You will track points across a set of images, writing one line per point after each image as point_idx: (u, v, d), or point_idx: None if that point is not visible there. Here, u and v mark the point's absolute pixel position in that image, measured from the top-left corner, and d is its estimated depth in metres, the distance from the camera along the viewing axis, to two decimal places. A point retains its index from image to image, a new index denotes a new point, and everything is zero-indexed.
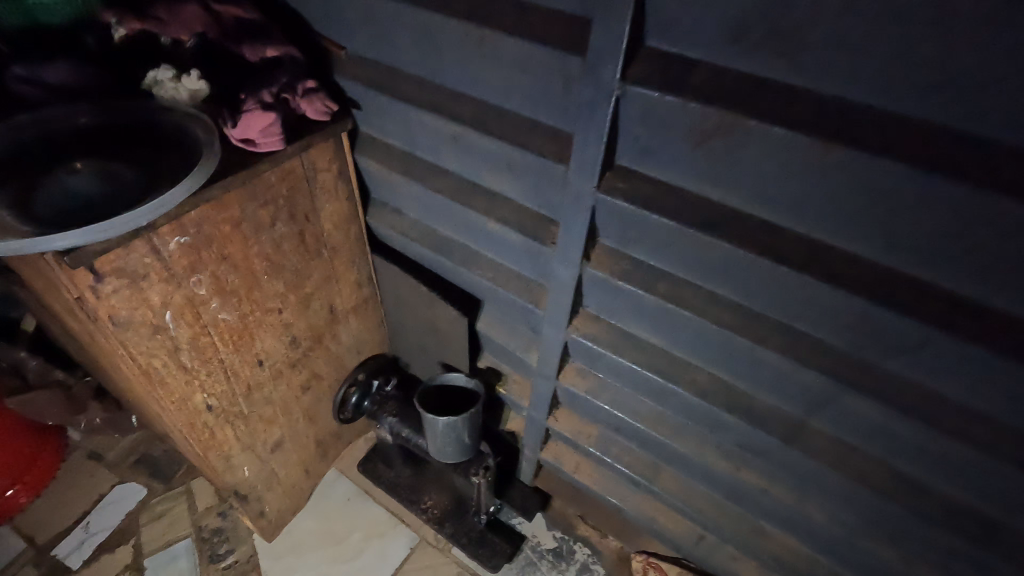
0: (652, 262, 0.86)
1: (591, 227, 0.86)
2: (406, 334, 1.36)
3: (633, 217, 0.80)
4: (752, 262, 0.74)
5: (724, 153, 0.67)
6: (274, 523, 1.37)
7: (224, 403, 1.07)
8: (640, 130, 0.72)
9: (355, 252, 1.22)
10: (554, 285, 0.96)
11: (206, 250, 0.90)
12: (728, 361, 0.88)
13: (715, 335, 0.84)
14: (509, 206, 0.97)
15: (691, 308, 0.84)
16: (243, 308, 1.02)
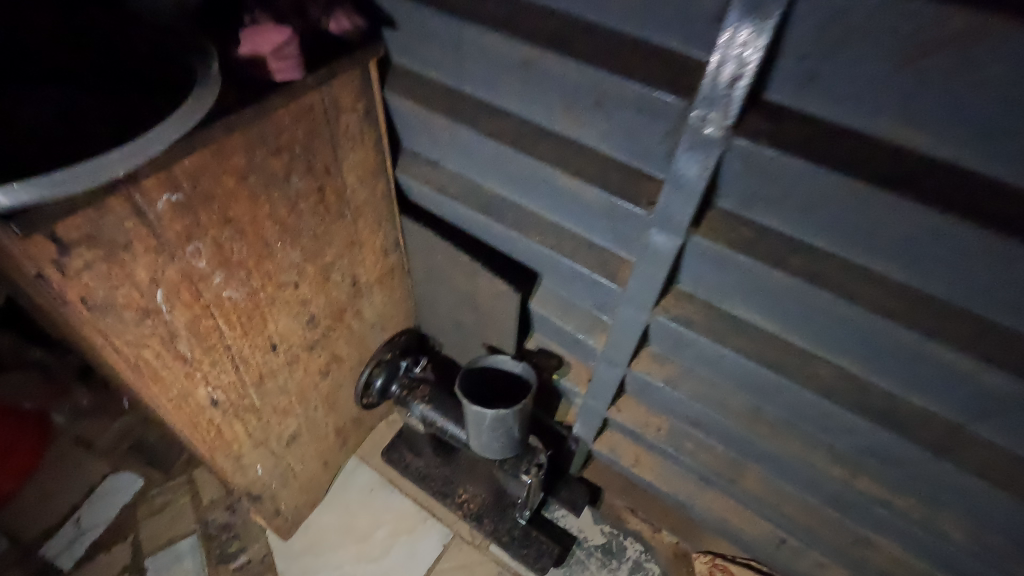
0: (785, 228, 0.66)
1: (710, 183, 0.66)
2: (439, 309, 1.18)
3: (777, 168, 0.60)
4: (949, 233, 0.54)
5: (949, 76, 0.47)
6: (290, 521, 1.22)
7: (232, 396, 0.89)
8: (815, 47, 0.51)
9: (382, 214, 1.02)
10: (646, 256, 0.77)
11: (205, 210, 0.70)
12: (866, 355, 0.71)
13: (859, 323, 0.66)
14: (587, 156, 0.77)
15: (830, 286, 0.66)
16: (252, 283, 0.82)
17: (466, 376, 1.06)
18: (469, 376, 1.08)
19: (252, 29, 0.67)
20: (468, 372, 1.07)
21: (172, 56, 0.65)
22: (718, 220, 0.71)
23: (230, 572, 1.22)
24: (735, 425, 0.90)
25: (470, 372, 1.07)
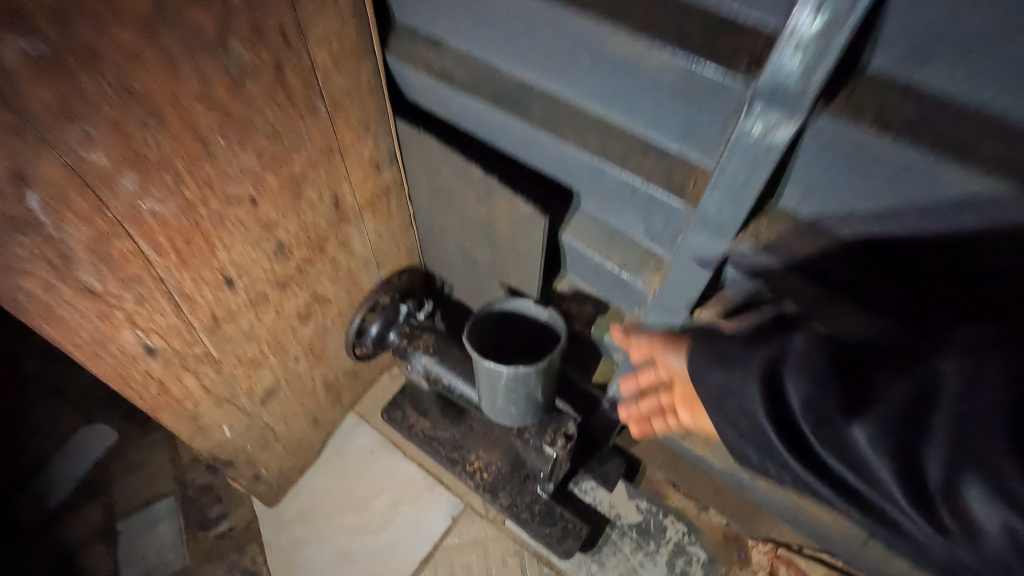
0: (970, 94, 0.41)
1: (865, 18, 0.40)
2: (447, 241, 0.96)
3: None
4: None
5: None
6: (276, 485, 1.05)
7: (176, 343, 0.69)
8: None
9: (369, 112, 0.78)
10: (733, 154, 0.52)
11: (90, 74, 0.48)
12: (971, 245, 0.49)
13: (965, 194, 0.45)
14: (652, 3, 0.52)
15: (982, 163, 0.43)
16: (186, 193, 0.61)
17: (477, 322, 0.84)
18: (483, 322, 0.86)
19: None
20: (480, 317, 0.85)
21: None
22: (863, 92, 0.45)
23: (210, 540, 1.08)
24: None
25: (482, 318, 0.85)
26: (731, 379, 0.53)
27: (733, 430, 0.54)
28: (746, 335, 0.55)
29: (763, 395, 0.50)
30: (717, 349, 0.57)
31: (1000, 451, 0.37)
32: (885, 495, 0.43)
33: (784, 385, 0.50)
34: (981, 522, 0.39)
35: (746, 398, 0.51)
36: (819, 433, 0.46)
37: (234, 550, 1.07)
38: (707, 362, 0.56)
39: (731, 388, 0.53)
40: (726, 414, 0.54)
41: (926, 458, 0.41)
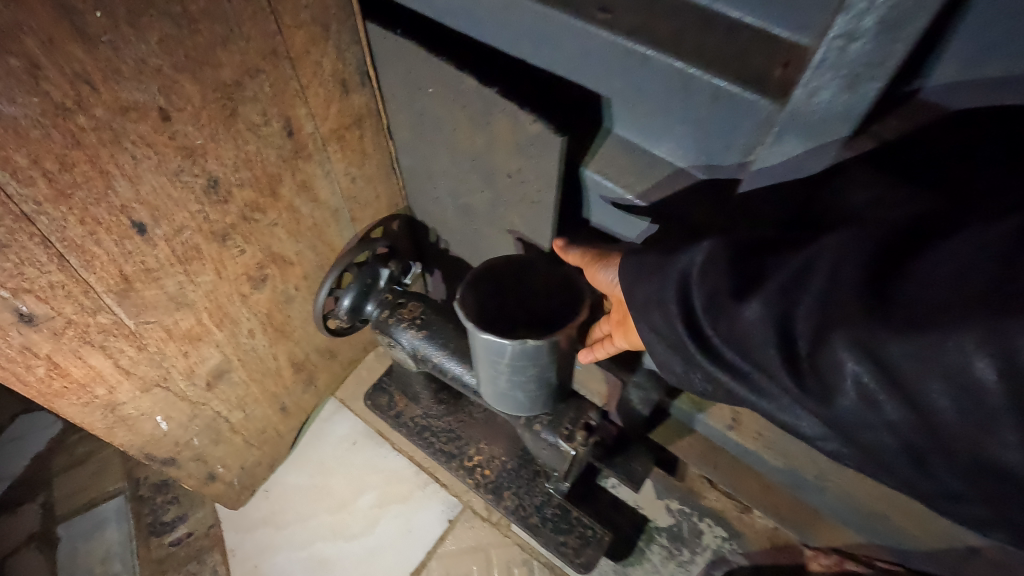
0: None
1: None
2: (439, 187, 0.77)
3: None
4: None
5: None
6: (238, 484, 0.89)
7: (68, 309, 0.52)
8: None
9: (328, 6, 0.59)
10: (861, 8, 0.34)
11: None
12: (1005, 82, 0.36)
13: None
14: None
15: None
16: (53, 91, 0.43)
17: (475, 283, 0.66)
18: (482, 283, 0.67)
19: None
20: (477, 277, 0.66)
21: None
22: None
23: (163, 548, 0.92)
24: None
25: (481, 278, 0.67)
26: (655, 280, 0.45)
27: (657, 346, 0.46)
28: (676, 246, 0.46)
29: (680, 295, 0.43)
30: (639, 269, 0.47)
31: (863, 317, 0.34)
32: (762, 373, 0.39)
33: (700, 286, 0.42)
34: (842, 386, 0.35)
35: (667, 304, 0.44)
36: (712, 319, 0.41)
37: (191, 560, 0.91)
38: (633, 276, 0.47)
39: (653, 299, 0.45)
40: (654, 328, 0.45)
41: (800, 319, 0.37)
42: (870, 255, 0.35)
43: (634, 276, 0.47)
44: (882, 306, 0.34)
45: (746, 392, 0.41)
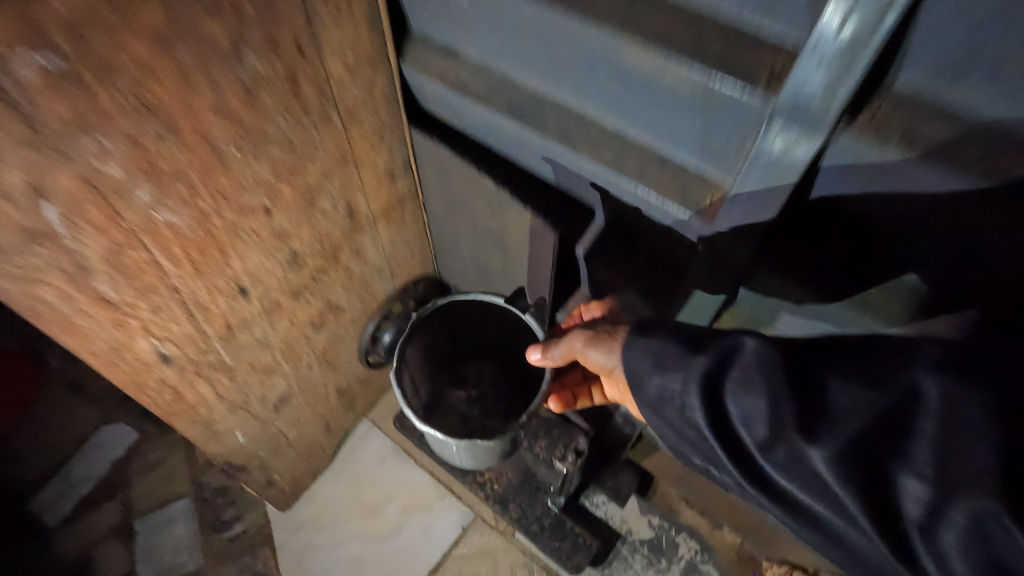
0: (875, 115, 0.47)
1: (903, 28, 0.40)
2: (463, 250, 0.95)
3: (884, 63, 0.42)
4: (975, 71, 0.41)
5: None
6: (289, 489, 1.06)
7: (190, 351, 0.70)
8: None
9: (384, 123, 0.78)
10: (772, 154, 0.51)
11: (103, 87, 0.48)
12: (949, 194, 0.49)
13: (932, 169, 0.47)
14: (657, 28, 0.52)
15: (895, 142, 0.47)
16: (201, 205, 0.61)
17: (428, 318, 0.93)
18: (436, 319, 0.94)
19: None
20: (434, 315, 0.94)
21: None
22: (886, 110, 0.47)
23: (223, 543, 1.09)
24: None
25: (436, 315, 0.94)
26: (679, 378, 0.56)
27: (676, 437, 0.57)
28: (687, 332, 0.59)
29: (702, 390, 0.53)
30: (650, 345, 0.60)
31: (982, 493, 0.39)
32: (841, 517, 0.44)
33: (714, 381, 0.53)
34: (952, 553, 0.40)
35: (687, 396, 0.54)
36: (753, 432, 0.50)
37: (246, 553, 1.08)
38: (646, 350, 0.60)
39: (678, 390, 0.55)
40: (666, 407, 0.57)
41: (904, 484, 0.42)
42: (925, 405, 0.43)
43: (633, 346, 0.61)
44: (1004, 490, 0.38)
45: (792, 517, 0.48)
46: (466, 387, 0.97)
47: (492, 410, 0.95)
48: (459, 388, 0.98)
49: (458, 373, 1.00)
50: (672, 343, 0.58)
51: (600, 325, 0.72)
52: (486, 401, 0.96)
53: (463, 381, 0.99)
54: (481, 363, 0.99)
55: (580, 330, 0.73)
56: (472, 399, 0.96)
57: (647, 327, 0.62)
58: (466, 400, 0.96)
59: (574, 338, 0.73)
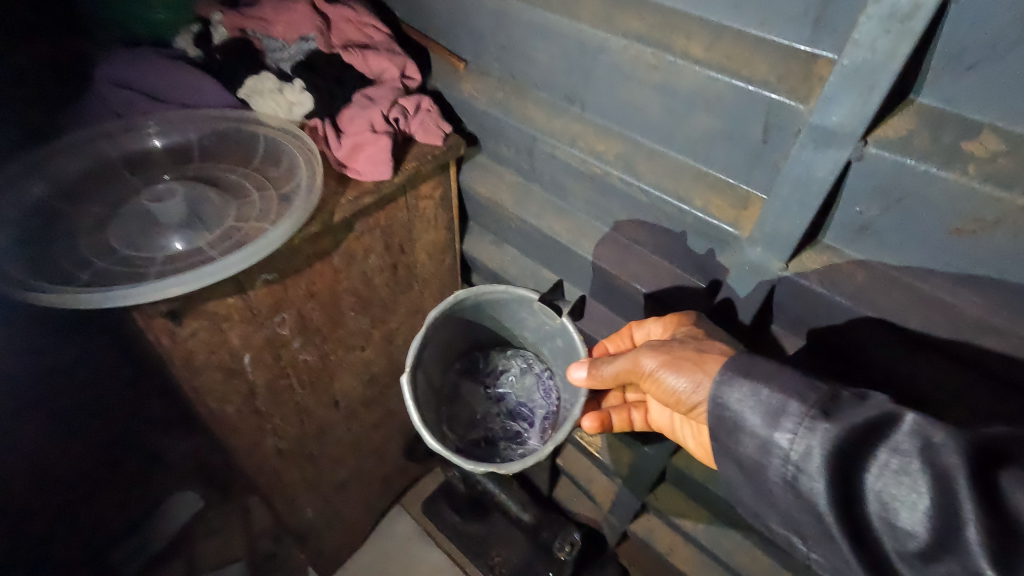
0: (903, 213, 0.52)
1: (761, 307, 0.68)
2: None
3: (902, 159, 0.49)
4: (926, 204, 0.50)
5: (916, 194, 0.50)
6: (331, 560, 1.28)
7: (294, 445, 0.97)
8: (893, 192, 0.51)
9: (446, 284, 1.09)
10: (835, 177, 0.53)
11: (294, 286, 0.77)
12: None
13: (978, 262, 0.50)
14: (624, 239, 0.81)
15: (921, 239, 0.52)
16: (325, 347, 0.90)
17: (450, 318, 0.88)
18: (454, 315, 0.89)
19: (354, 136, 0.76)
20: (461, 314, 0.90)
21: (287, 160, 0.76)
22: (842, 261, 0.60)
23: None
24: (748, 558, 0.99)
25: (456, 309, 0.87)
26: (801, 455, 0.47)
27: (767, 502, 0.52)
28: (815, 394, 0.49)
29: (829, 471, 0.45)
30: (768, 398, 0.51)
31: None
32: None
33: (846, 455, 0.45)
34: None
35: (803, 464, 0.47)
36: (893, 536, 0.42)
37: None
38: (761, 405, 0.51)
39: (795, 462, 0.47)
40: (759, 465, 0.51)
41: None
42: None
43: (731, 385, 0.54)
44: None
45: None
46: (488, 384, 1.03)
47: (510, 412, 1.02)
48: (482, 381, 1.03)
49: (479, 372, 1.04)
50: (798, 406, 0.49)
51: (674, 341, 0.65)
52: (507, 402, 1.02)
53: (484, 375, 1.04)
54: (500, 360, 1.04)
55: (651, 347, 0.67)
56: (495, 396, 1.03)
57: (752, 365, 0.54)
58: (488, 400, 1.03)
59: (644, 359, 0.67)
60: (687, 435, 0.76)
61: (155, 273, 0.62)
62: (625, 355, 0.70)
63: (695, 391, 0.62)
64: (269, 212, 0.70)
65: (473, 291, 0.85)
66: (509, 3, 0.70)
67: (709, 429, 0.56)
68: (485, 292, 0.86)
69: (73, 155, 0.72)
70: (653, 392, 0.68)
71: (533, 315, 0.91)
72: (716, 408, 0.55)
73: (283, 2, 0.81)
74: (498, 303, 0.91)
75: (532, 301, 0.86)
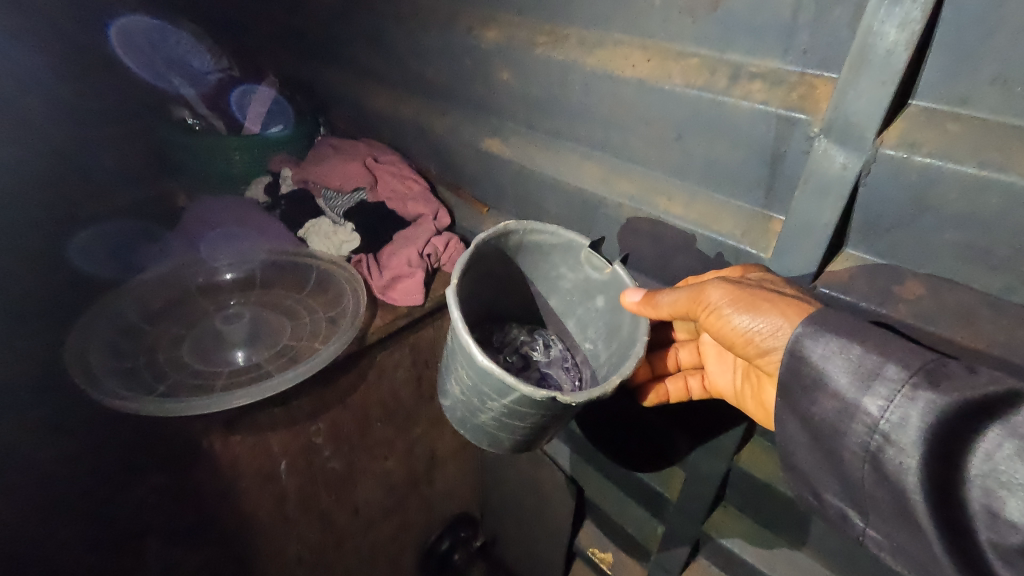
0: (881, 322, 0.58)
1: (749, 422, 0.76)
2: (502, 497, 1.27)
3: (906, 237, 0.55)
4: None
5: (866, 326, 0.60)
6: None
7: (314, 553, 1.00)
8: None
9: None
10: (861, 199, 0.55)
11: (332, 400, 0.87)
12: None
13: None
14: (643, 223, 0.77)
15: None
16: (352, 455, 0.97)
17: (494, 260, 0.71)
18: (490, 262, 0.71)
19: (393, 270, 0.89)
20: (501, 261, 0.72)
21: (335, 288, 0.89)
22: None
23: None
24: None
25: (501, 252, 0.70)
26: (894, 425, 0.44)
27: (831, 468, 0.51)
28: (919, 360, 0.44)
29: (925, 447, 0.43)
30: (861, 359, 0.47)
31: None
32: None
33: (948, 431, 0.42)
34: None
35: (894, 435, 0.44)
36: (992, 525, 0.41)
37: None
38: (851, 367, 0.47)
39: (885, 431, 0.45)
40: (837, 428, 0.48)
41: None
42: None
43: (819, 340, 0.49)
44: None
45: None
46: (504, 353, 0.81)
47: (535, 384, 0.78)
48: (498, 351, 0.81)
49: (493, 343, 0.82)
50: (896, 370, 0.45)
51: (753, 283, 0.57)
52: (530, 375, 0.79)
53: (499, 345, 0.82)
54: (519, 332, 0.83)
55: (720, 280, 0.58)
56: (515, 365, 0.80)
57: (842, 316, 0.49)
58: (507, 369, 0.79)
59: (712, 293, 0.58)
60: (746, 396, 0.68)
61: (220, 386, 0.72)
62: (687, 287, 0.60)
63: (767, 337, 0.55)
64: (317, 335, 0.82)
65: (527, 226, 0.68)
66: (526, 166, 0.87)
67: (780, 382, 0.52)
68: (537, 235, 0.69)
69: (159, 283, 0.86)
70: (711, 330, 0.61)
71: (575, 269, 0.73)
72: (792, 361, 0.51)
73: (340, 161, 1.01)
74: (536, 256, 0.73)
75: (582, 247, 0.69)
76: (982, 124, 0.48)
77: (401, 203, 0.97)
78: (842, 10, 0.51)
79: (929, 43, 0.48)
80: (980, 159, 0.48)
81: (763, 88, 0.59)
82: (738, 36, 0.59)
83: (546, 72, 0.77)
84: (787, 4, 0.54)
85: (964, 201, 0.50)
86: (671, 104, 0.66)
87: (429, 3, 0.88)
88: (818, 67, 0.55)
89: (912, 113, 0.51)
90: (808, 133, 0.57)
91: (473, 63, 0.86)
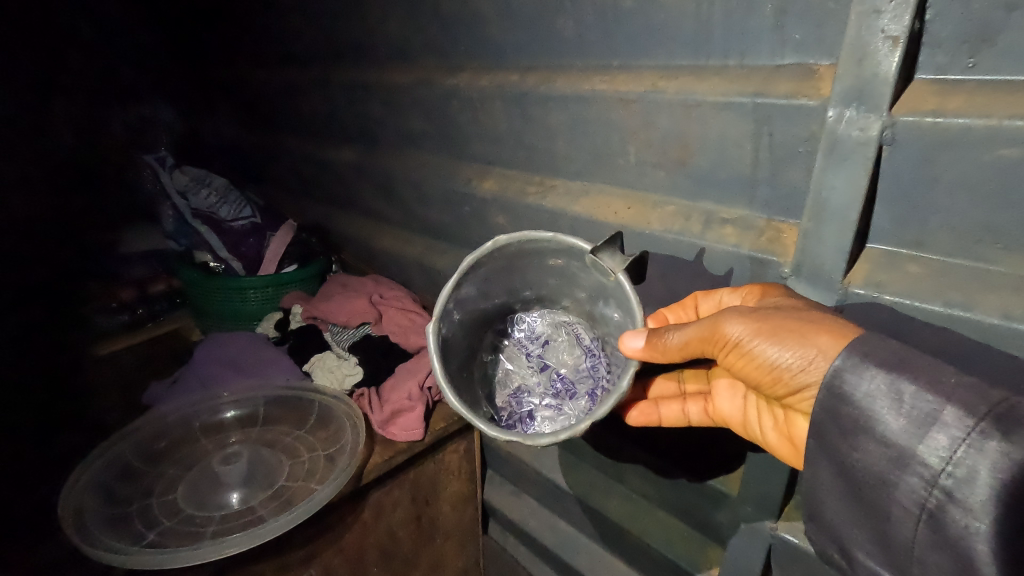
0: None
1: (762, 568, 0.71)
2: None
3: None
4: None
5: None
6: None
7: None
8: None
9: (466, 536, 1.11)
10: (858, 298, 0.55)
11: (326, 545, 0.83)
12: None
13: None
14: None
15: None
16: None
17: (485, 276, 0.70)
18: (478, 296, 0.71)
19: (394, 406, 0.90)
20: (497, 269, 0.71)
21: (335, 421, 0.89)
22: None
23: None
24: None
25: (493, 263, 0.69)
26: (959, 480, 0.40)
27: (874, 522, 0.46)
28: (985, 403, 0.40)
29: (996, 507, 0.38)
30: (914, 399, 0.42)
31: None
32: None
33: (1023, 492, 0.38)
34: None
35: (959, 492, 0.40)
36: None
37: None
38: (903, 408, 0.43)
39: (947, 486, 0.40)
40: (886, 480, 0.44)
41: None
42: None
43: (865, 373, 0.45)
44: None
45: None
46: (530, 355, 0.80)
47: (552, 388, 0.77)
48: (523, 350, 0.81)
49: (518, 340, 0.81)
50: (958, 415, 0.40)
51: (771, 306, 0.53)
52: (550, 379, 0.78)
53: (528, 342, 0.80)
54: (545, 325, 0.80)
55: (736, 313, 0.53)
56: (535, 365, 0.79)
57: (884, 347, 0.45)
58: (528, 371, 0.80)
59: (728, 326, 0.53)
60: (765, 427, 0.61)
61: (210, 533, 0.71)
62: (698, 322, 0.56)
63: (806, 367, 0.50)
64: (315, 474, 0.80)
65: (519, 238, 0.65)
66: None
67: (816, 424, 0.48)
68: (531, 243, 0.66)
69: (162, 424, 0.87)
70: (736, 365, 0.56)
71: (585, 270, 0.68)
72: (833, 398, 0.47)
73: (347, 298, 1.07)
74: (540, 258, 0.70)
75: (584, 254, 0.64)
76: (941, 266, 0.51)
77: (405, 337, 1.01)
78: (794, 168, 0.57)
79: (875, 197, 0.53)
80: (945, 299, 0.50)
81: (734, 232, 0.64)
82: (705, 187, 0.65)
83: (538, 218, 0.84)
84: (746, 162, 0.60)
85: (938, 338, 0.51)
86: (653, 245, 0.71)
87: (431, 158, 0.99)
88: (782, 215, 0.60)
89: (873, 255, 0.55)
90: (780, 273, 0.61)
91: (472, 209, 0.94)
